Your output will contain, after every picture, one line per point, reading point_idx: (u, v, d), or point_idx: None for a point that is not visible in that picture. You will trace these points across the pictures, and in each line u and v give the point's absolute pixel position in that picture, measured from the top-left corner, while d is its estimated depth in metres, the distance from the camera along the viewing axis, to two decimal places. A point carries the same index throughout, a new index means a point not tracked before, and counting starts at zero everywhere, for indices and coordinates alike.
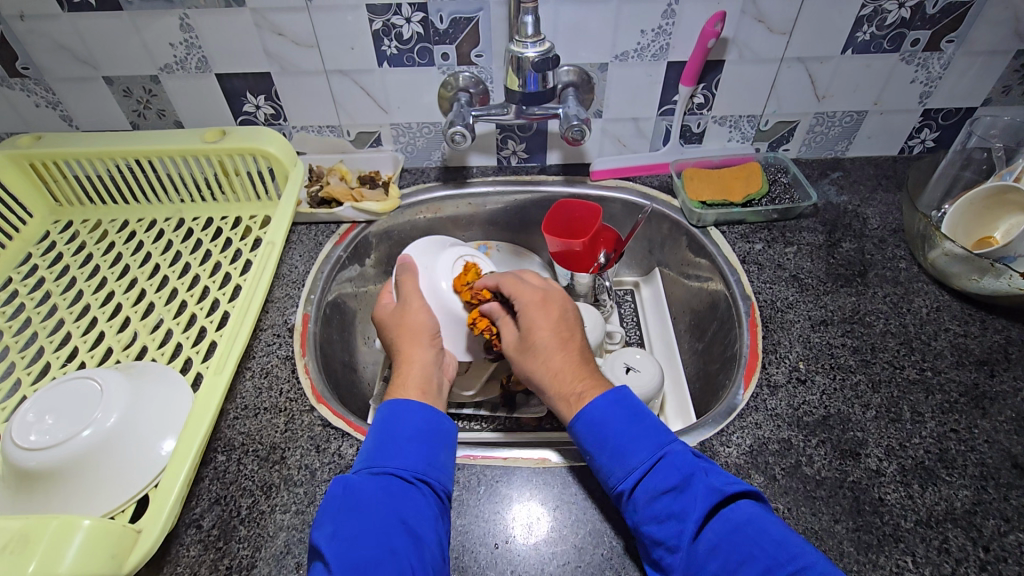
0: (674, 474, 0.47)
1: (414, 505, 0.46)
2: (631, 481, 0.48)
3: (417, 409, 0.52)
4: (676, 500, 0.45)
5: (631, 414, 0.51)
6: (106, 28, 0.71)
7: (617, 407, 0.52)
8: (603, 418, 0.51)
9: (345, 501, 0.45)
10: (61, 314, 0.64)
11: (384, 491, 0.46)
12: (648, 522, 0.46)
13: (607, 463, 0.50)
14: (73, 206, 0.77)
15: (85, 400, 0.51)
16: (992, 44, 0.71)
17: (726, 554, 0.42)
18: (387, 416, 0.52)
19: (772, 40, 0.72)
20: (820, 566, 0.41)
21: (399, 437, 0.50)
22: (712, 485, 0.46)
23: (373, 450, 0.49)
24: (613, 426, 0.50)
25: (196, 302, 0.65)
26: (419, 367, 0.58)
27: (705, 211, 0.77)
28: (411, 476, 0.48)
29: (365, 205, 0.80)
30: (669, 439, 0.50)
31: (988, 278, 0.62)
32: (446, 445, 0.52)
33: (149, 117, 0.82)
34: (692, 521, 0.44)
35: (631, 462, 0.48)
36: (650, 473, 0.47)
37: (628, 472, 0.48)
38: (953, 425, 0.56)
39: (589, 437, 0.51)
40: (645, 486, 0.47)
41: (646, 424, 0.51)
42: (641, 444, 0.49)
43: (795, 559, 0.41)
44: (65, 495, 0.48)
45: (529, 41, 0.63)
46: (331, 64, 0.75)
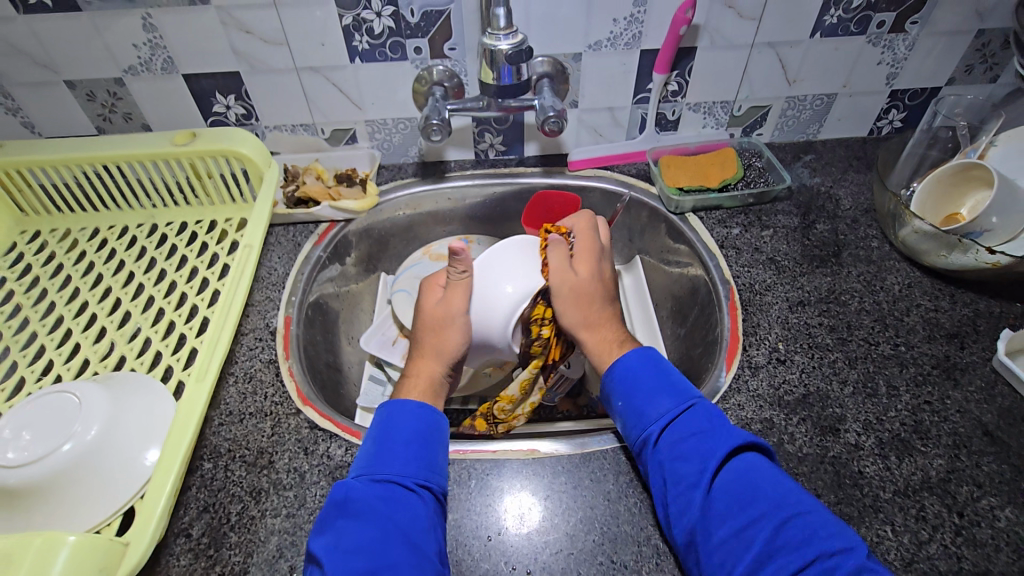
0: (701, 423, 0.50)
1: (414, 512, 0.46)
2: (658, 426, 0.51)
3: (415, 413, 0.53)
4: (701, 443, 0.48)
5: (662, 368, 0.55)
6: (64, 30, 0.69)
7: (649, 362, 0.55)
8: (637, 369, 0.55)
9: (342, 507, 0.46)
10: (33, 327, 0.62)
11: (383, 499, 0.46)
12: (669, 463, 0.48)
13: (636, 408, 0.53)
14: (39, 215, 0.75)
15: (63, 414, 0.50)
16: (955, 24, 0.73)
17: (736, 495, 0.45)
18: (387, 419, 0.52)
19: (743, 25, 0.72)
20: (819, 514, 0.43)
21: (396, 442, 0.50)
22: (735, 436, 0.48)
23: (373, 456, 0.49)
24: (647, 373, 0.54)
25: (173, 309, 0.64)
26: (431, 385, 0.57)
27: (683, 197, 0.77)
28: (412, 483, 0.48)
29: (343, 203, 0.79)
30: (696, 395, 0.53)
31: (957, 253, 0.64)
32: (443, 448, 0.52)
33: (116, 121, 0.80)
34: (710, 464, 0.47)
35: (661, 407, 0.52)
36: (677, 419, 0.50)
37: (658, 416, 0.51)
38: (927, 397, 0.58)
39: (622, 382, 0.54)
40: (671, 431, 0.50)
41: (676, 380, 0.54)
42: (672, 394, 0.52)
43: (801, 503, 0.44)
44: (47, 512, 0.47)
45: (501, 33, 0.63)
46: (302, 61, 0.74)
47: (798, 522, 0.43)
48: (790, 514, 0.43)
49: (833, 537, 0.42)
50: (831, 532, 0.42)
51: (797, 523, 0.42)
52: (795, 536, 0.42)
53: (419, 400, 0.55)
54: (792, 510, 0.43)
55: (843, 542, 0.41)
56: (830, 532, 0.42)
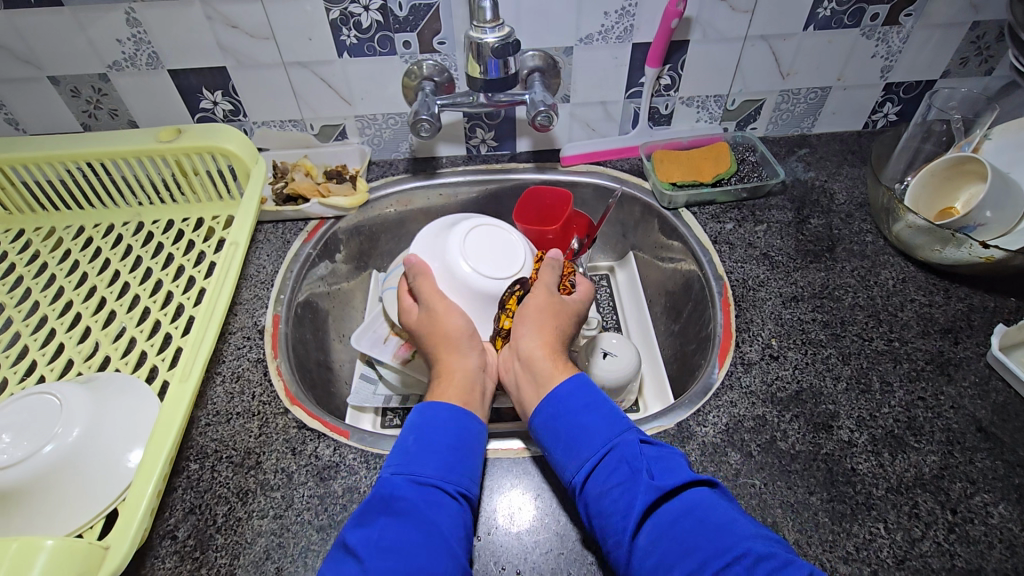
0: (623, 469, 0.46)
1: (454, 519, 0.46)
2: (581, 474, 0.48)
3: (456, 416, 0.52)
4: (621, 494, 0.45)
5: (591, 398, 0.52)
6: (46, 26, 0.68)
7: (583, 391, 0.52)
8: (568, 401, 0.52)
9: (386, 504, 0.45)
10: (17, 327, 0.62)
11: (429, 501, 0.46)
12: (597, 513, 0.46)
13: (561, 455, 0.50)
14: (23, 214, 0.73)
15: (43, 415, 0.49)
16: (949, 16, 0.72)
17: (666, 546, 0.42)
18: (427, 417, 0.51)
19: (735, 18, 0.72)
20: (784, 551, 0.41)
21: (439, 442, 0.50)
22: (655, 483, 0.45)
23: (414, 454, 0.48)
24: (578, 410, 0.51)
25: (159, 309, 0.63)
26: (464, 377, 0.56)
27: (676, 192, 0.77)
28: (454, 491, 0.47)
29: (332, 200, 0.78)
30: (620, 432, 0.49)
31: (950, 248, 0.63)
32: (479, 455, 0.51)
33: (101, 117, 0.79)
34: (631, 518, 0.43)
35: (582, 454, 0.49)
36: (597, 467, 0.47)
37: (579, 465, 0.48)
38: (920, 393, 0.57)
39: (548, 429, 0.51)
40: (594, 481, 0.47)
41: (604, 411, 0.51)
42: (592, 436, 0.49)
43: (739, 546, 0.40)
44: (28, 516, 0.46)
45: (488, 26, 0.62)
46: (289, 55, 0.73)
47: (732, 573, 0.39)
48: (730, 561, 0.40)
49: (783, 568, 0.39)
50: (778, 564, 0.39)
51: (739, 571, 0.39)
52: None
53: (455, 404, 0.53)
54: (729, 556, 0.40)
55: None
56: (778, 553, 0.40)
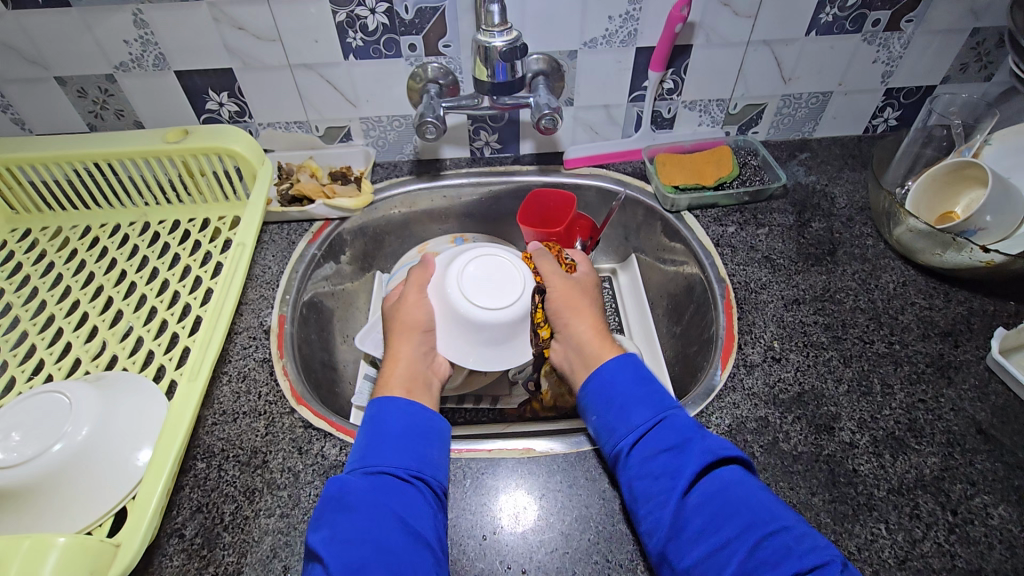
0: (670, 436, 0.50)
1: (412, 503, 0.47)
2: (630, 439, 0.51)
3: (404, 409, 0.53)
4: (672, 458, 0.48)
5: (641, 378, 0.55)
6: (54, 26, 0.68)
7: (626, 369, 0.56)
8: (614, 377, 0.55)
9: (338, 502, 0.45)
10: (24, 326, 0.62)
11: (375, 491, 0.47)
12: (641, 478, 0.48)
13: (608, 422, 0.53)
14: (30, 214, 0.74)
15: (53, 414, 0.49)
16: (950, 22, 0.73)
17: (713, 509, 0.44)
18: (376, 414, 0.53)
19: (739, 23, 0.72)
20: (800, 528, 0.43)
21: (390, 435, 0.51)
22: (708, 450, 0.48)
23: (363, 448, 0.50)
24: (624, 385, 0.55)
25: (166, 308, 0.64)
26: (406, 364, 0.59)
27: (678, 195, 0.77)
28: (405, 474, 0.48)
29: (337, 201, 0.78)
30: (672, 407, 0.53)
31: (951, 252, 0.64)
32: (439, 443, 0.52)
33: (108, 117, 0.79)
34: (682, 479, 0.46)
35: (632, 421, 0.52)
36: (649, 433, 0.50)
37: (630, 430, 0.51)
38: (921, 396, 0.58)
39: (596, 398, 0.55)
40: (642, 445, 0.50)
41: (653, 389, 0.55)
42: (647, 404, 0.53)
43: (778, 521, 0.43)
44: (38, 514, 0.46)
45: (495, 30, 0.62)
46: (295, 57, 0.73)
47: (773, 541, 0.42)
48: (768, 531, 0.42)
49: (816, 548, 0.41)
50: (812, 542, 0.41)
51: (770, 545, 0.41)
52: (767, 557, 0.41)
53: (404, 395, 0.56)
54: (768, 528, 0.42)
55: (820, 556, 0.40)
56: (811, 546, 0.41)
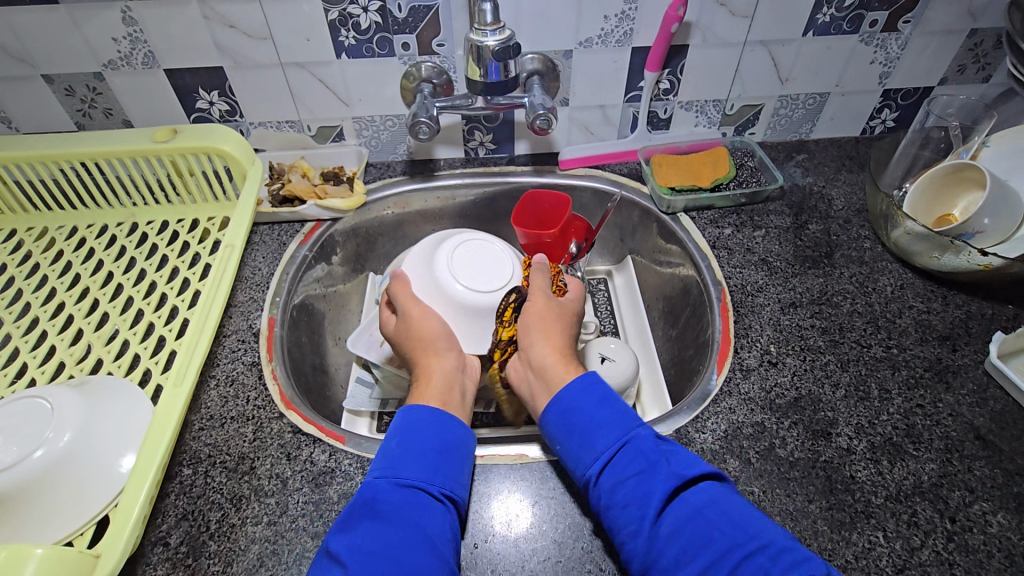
0: (640, 460, 0.47)
1: (440, 521, 0.46)
2: (596, 467, 0.48)
3: (443, 422, 0.52)
4: (642, 484, 0.46)
5: (603, 395, 0.52)
6: (40, 23, 0.67)
7: (591, 390, 0.53)
8: (575, 401, 0.52)
9: (370, 509, 0.45)
10: (7, 329, 0.61)
11: (409, 504, 0.46)
12: (612, 507, 0.46)
13: (573, 448, 0.50)
14: (16, 214, 0.73)
15: (34, 420, 0.48)
16: (948, 23, 0.72)
17: (688, 538, 0.43)
18: (404, 423, 0.52)
19: (735, 23, 0.71)
20: (781, 543, 0.41)
21: (428, 446, 0.50)
22: (675, 472, 0.46)
23: (394, 458, 0.48)
24: (580, 408, 0.51)
25: (153, 311, 0.63)
26: (441, 379, 0.57)
27: (674, 197, 0.76)
28: (438, 492, 0.47)
29: (329, 202, 0.77)
30: (636, 425, 0.50)
31: (948, 255, 0.63)
32: (468, 465, 0.51)
33: (96, 116, 0.78)
34: (652, 506, 0.44)
35: (597, 447, 0.49)
36: (613, 459, 0.48)
37: (595, 457, 0.49)
38: (919, 401, 0.57)
39: (560, 424, 0.52)
40: (611, 471, 0.47)
41: (617, 409, 0.51)
42: (610, 427, 0.50)
43: (756, 539, 0.42)
44: (17, 522, 0.45)
45: (489, 29, 0.61)
46: (287, 56, 0.72)
47: (753, 561, 0.40)
48: (752, 549, 0.41)
49: (796, 566, 0.40)
50: (796, 557, 0.40)
51: (785, 558, 0.40)
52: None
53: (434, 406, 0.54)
54: (743, 551, 0.41)
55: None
56: (786, 547, 0.41)
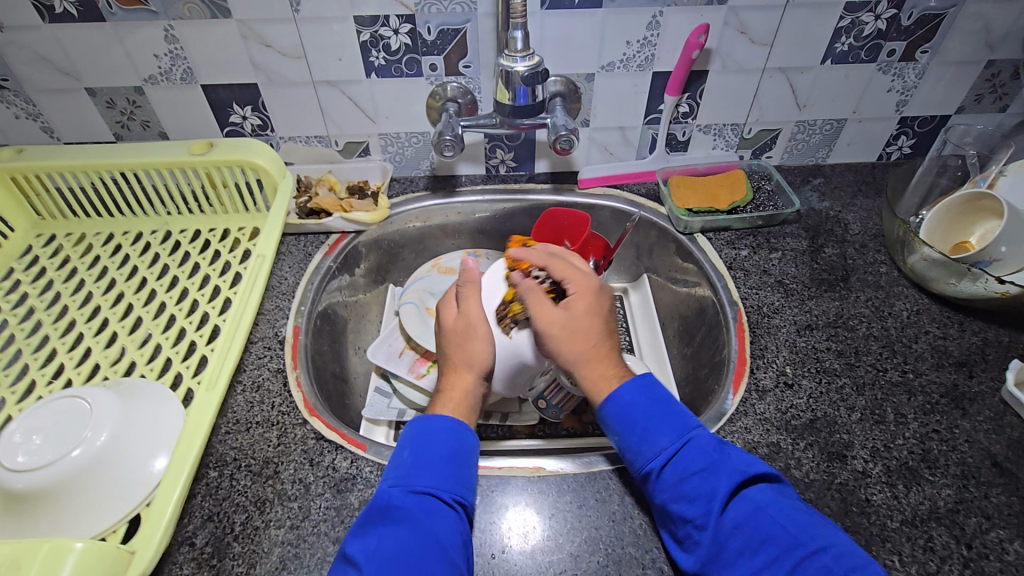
0: (703, 457, 0.49)
1: (452, 528, 0.47)
2: (659, 461, 0.50)
3: (451, 428, 0.52)
4: (704, 480, 0.47)
5: (659, 397, 0.54)
6: (88, 39, 0.70)
7: (645, 391, 0.54)
8: (634, 401, 0.53)
9: (383, 517, 0.46)
10: (46, 331, 0.63)
11: (420, 511, 0.47)
12: (675, 501, 0.48)
13: (633, 443, 0.51)
14: (56, 220, 0.76)
15: (73, 419, 0.50)
16: (965, 54, 0.74)
17: (748, 532, 0.44)
18: (422, 432, 0.52)
19: (754, 50, 0.73)
20: (839, 546, 0.43)
21: (436, 456, 0.50)
22: (737, 469, 0.48)
23: (409, 466, 0.49)
24: (643, 407, 0.53)
25: (185, 316, 0.65)
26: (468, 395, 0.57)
27: (692, 218, 0.78)
28: (449, 498, 0.48)
29: (354, 215, 0.79)
30: (694, 426, 0.52)
31: (965, 282, 0.64)
32: (477, 466, 0.52)
33: (134, 128, 0.81)
34: (718, 501, 0.46)
35: (659, 444, 0.50)
36: (675, 456, 0.49)
37: (657, 453, 0.50)
38: (935, 426, 0.58)
39: (617, 419, 0.53)
40: (672, 467, 0.49)
41: (673, 409, 0.53)
42: (670, 427, 0.51)
43: (816, 541, 0.43)
44: (54, 517, 0.47)
45: (518, 55, 0.64)
46: (319, 74, 0.75)
47: (817, 560, 0.42)
48: (807, 552, 0.43)
49: (859, 568, 0.41)
50: (859, 561, 0.42)
51: (812, 565, 0.42)
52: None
53: (454, 417, 0.54)
54: (810, 547, 0.43)
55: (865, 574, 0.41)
56: (849, 567, 0.41)
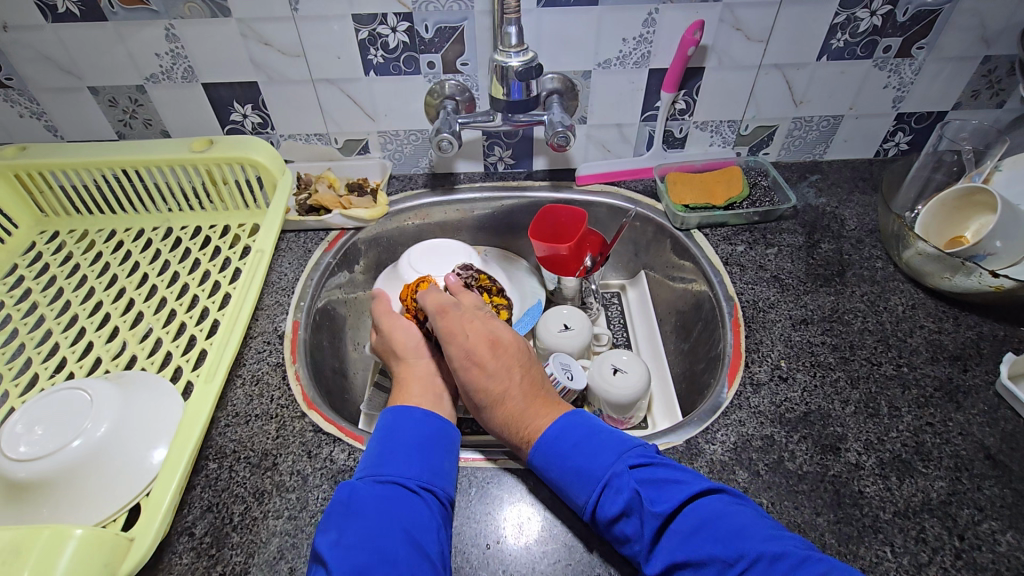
0: (622, 497, 0.47)
1: (418, 513, 0.47)
2: (589, 509, 0.48)
3: (418, 419, 0.54)
4: (630, 523, 0.46)
5: (567, 441, 0.51)
6: (90, 38, 0.71)
7: (559, 438, 0.52)
8: (549, 454, 0.51)
9: (347, 505, 0.46)
10: (48, 325, 0.64)
11: (386, 498, 0.47)
12: (615, 542, 0.47)
13: (563, 492, 0.50)
14: (59, 217, 0.77)
15: (74, 410, 0.51)
16: (961, 50, 0.74)
17: (687, 567, 0.43)
18: (391, 423, 0.54)
19: (750, 47, 0.74)
20: (777, 553, 0.41)
21: (403, 445, 0.52)
22: (654, 509, 0.45)
23: (377, 457, 0.51)
24: (557, 455, 0.51)
25: (185, 311, 0.66)
26: (417, 379, 0.61)
27: (688, 214, 0.78)
28: (415, 485, 0.49)
29: (353, 211, 0.80)
30: (607, 462, 0.49)
31: (960, 276, 0.64)
32: (452, 455, 0.54)
33: (136, 126, 0.82)
34: (646, 542, 0.45)
35: (580, 496, 0.49)
36: (597, 504, 0.48)
37: (582, 505, 0.49)
38: (929, 419, 0.58)
39: (544, 471, 0.52)
40: (599, 514, 0.47)
41: (580, 450, 0.50)
42: (578, 479, 0.49)
43: (745, 558, 0.41)
44: (55, 507, 0.48)
45: (512, 51, 0.64)
46: (318, 72, 0.76)
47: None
48: (740, 574, 0.41)
49: (798, 569, 0.40)
50: (792, 563, 0.40)
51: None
52: None
53: (424, 408, 0.57)
54: (743, 564, 0.41)
55: None
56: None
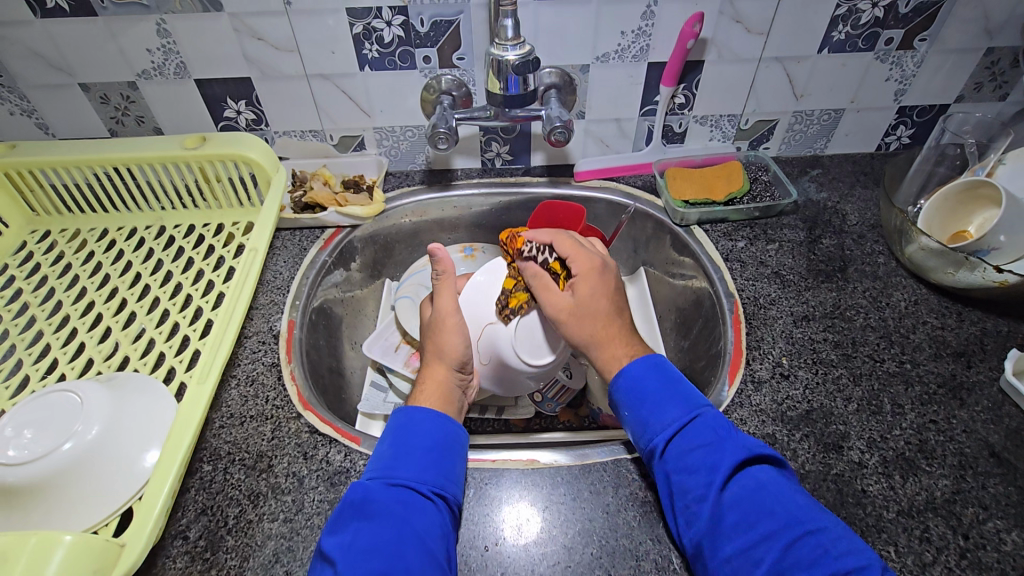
0: (708, 433, 0.50)
1: (429, 519, 0.46)
2: (666, 434, 0.51)
3: (429, 421, 0.53)
4: (709, 454, 0.48)
5: (670, 375, 0.55)
6: (80, 34, 0.70)
7: (657, 369, 0.55)
8: (643, 377, 0.54)
9: (359, 508, 0.46)
10: (39, 326, 0.63)
11: (398, 502, 0.47)
12: (676, 471, 0.48)
13: (641, 417, 0.53)
14: (51, 216, 0.76)
15: (65, 413, 0.50)
16: (964, 42, 0.73)
17: (747, 508, 0.45)
18: (404, 424, 0.53)
19: (751, 40, 0.73)
20: (836, 531, 0.43)
21: (416, 448, 0.51)
22: (743, 447, 0.48)
23: (390, 459, 0.50)
24: (653, 381, 0.54)
25: (178, 311, 0.65)
26: (440, 387, 0.59)
27: (688, 210, 0.77)
28: (428, 490, 0.48)
29: (349, 209, 0.79)
30: (704, 404, 0.53)
31: (963, 271, 0.63)
32: (461, 457, 0.53)
33: (128, 123, 0.81)
34: (719, 475, 0.47)
35: (668, 418, 0.52)
36: (685, 428, 0.50)
37: (665, 427, 0.51)
38: (932, 416, 0.57)
39: (629, 393, 0.54)
40: (678, 441, 0.50)
41: (683, 387, 0.54)
42: (677, 402, 0.52)
43: (814, 521, 0.44)
44: (45, 512, 0.47)
45: (509, 44, 0.63)
46: (313, 68, 0.75)
47: (811, 539, 0.42)
48: (803, 532, 0.43)
49: (848, 552, 0.41)
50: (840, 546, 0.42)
51: (807, 543, 0.42)
52: (806, 553, 0.42)
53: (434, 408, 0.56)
54: (803, 528, 0.43)
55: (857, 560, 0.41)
56: (845, 549, 0.42)
